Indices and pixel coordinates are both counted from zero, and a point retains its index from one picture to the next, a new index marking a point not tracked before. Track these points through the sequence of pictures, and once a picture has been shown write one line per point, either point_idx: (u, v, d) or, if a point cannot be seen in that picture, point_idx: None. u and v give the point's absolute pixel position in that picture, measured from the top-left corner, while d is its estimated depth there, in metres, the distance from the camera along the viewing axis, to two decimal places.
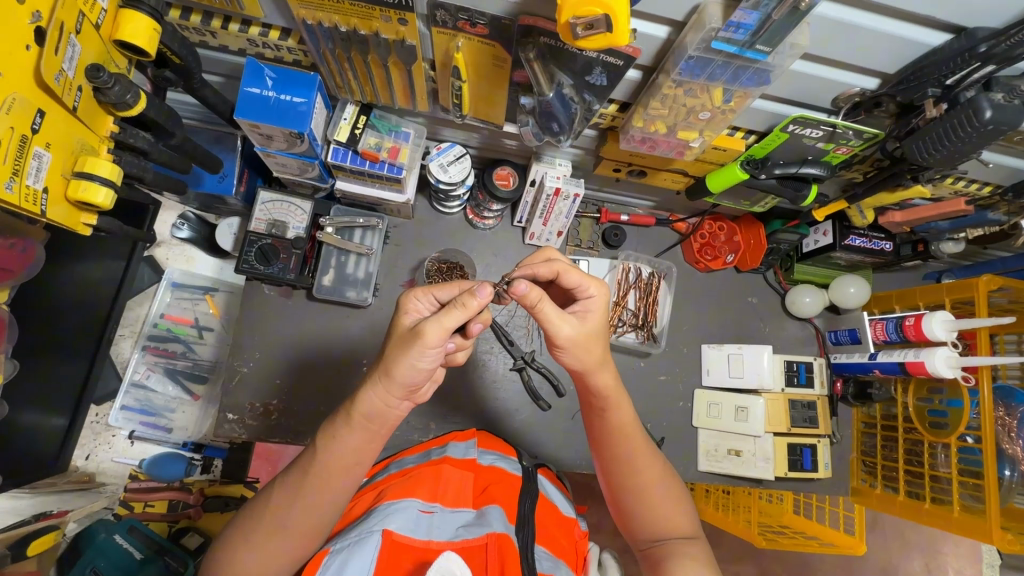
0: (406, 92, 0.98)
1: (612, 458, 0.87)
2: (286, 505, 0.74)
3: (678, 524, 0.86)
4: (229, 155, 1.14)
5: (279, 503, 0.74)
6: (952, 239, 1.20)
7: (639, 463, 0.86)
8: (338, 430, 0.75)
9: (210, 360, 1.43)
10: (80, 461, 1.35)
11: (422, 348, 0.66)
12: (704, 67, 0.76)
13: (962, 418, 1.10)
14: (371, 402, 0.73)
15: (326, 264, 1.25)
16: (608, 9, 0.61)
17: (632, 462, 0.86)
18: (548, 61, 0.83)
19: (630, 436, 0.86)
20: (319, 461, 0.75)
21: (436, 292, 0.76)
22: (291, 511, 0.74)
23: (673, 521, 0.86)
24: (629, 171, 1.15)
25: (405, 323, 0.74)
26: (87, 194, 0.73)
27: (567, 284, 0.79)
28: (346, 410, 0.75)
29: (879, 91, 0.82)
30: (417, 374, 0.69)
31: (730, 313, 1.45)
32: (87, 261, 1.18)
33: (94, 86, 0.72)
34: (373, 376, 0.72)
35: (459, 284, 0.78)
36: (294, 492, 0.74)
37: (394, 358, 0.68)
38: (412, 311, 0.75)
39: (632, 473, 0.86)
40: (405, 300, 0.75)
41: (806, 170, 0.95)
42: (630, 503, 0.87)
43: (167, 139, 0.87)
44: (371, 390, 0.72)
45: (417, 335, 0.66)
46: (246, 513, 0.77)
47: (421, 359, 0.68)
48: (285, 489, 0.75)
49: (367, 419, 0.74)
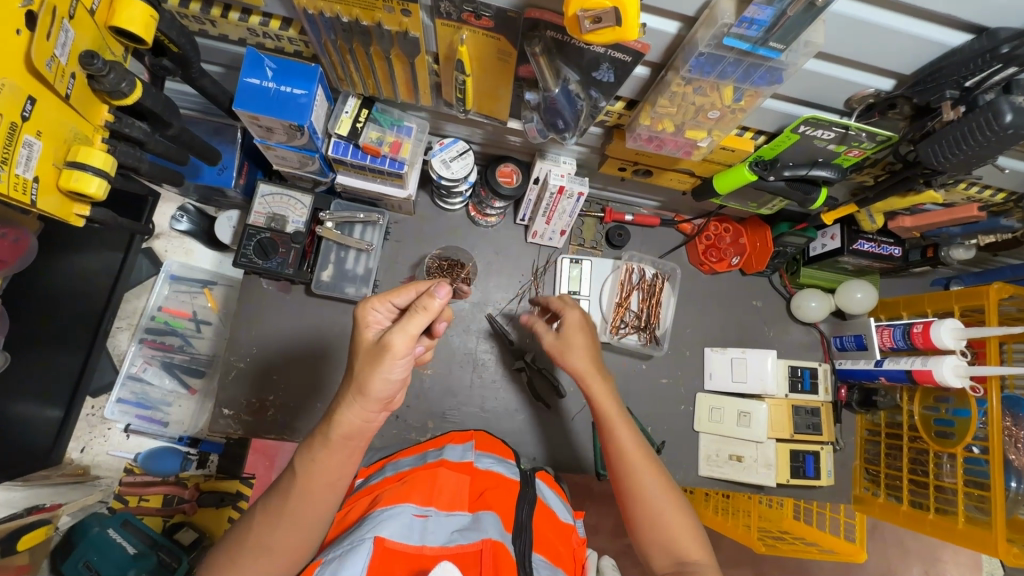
0: (408, 85, 0.96)
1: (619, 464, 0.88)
2: (269, 528, 0.72)
3: (689, 549, 0.82)
4: (229, 146, 1.12)
5: (262, 526, 0.73)
6: (963, 244, 1.17)
7: (648, 472, 0.86)
8: (316, 454, 0.72)
9: (208, 354, 1.41)
10: (75, 454, 1.33)
11: (392, 361, 0.65)
12: (715, 65, 0.74)
13: (968, 429, 1.09)
14: (350, 420, 0.70)
15: (325, 259, 1.22)
16: (618, 2, 0.59)
17: (640, 469, 0.87)
18: (555, 55, 0.81)
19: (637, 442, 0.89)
20: (299, 486, 0.72)
21: (392, 299, 0.75)
22: (275, 534, 0.72)
23: (683, 544, 0.82)
24: (635, 170, 1.13)
25: (369, 337, 0.73)
26: (79, 184, 0.72)
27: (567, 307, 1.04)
28: (323, 434, 0.72)
29: (894, 93, 0.79)
30: (393, 386, 0.68)
31: (734, 317, 1.42)
32: (83, 252, 1.17)
33: (88, 74, 0.70)
34: (348, 396, 0.69)
35: (414, 286, 0.77)
36: (276, 516, 0.72)
37: (365, 375, 0.67)
38: (367, 324, 0.74)
39: (638, 482, 0.86)
40: (362, 314, 0.74)
41: (816, 173, 0.93)
42: (638, 515, 0.85)
43: (164, 129, 0.85)
44: (350, 410, 0.70)
45: (385, 349, 0.65)
46: (239, 527, 0.76)
47: (395, 370, 0.67)
48: (267, 514, 0.73)
49: (344, 442, 0.71)
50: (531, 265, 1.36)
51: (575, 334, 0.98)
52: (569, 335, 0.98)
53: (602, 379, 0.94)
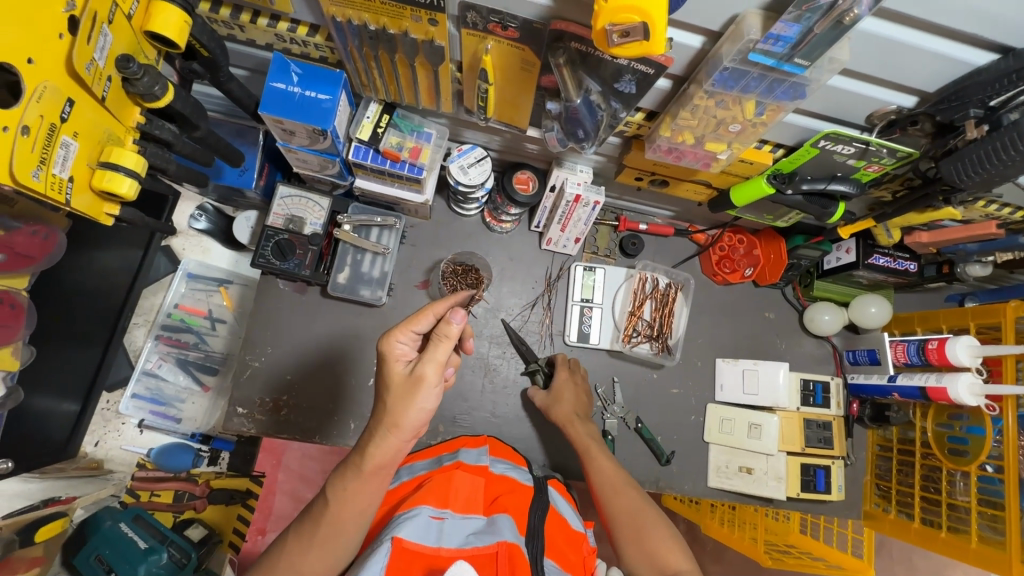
0: (430, 92, 0.97)
1: (606, 491, 1.03)
2: (301, 551, 0.76)
3: (671, 561, 0.91)
4: (251, 148, 1.14)
5: (294, 549, 0.76)
6: (979, 261, 1.17)
7: (632, 498, 1.01)
8: (349, 484, 0.75)
9: (222, 352, 1.43)
10: (89, 447, 1.35)
11: (428, 390, 0.70)
12: (738, 80, 0.74)
13: (983, 448, 1.09)
14: (384, 454, 0.72)
15: (342, 262, 1.24)
16: (647, 17, 0.60)
17: (625, 496, 1.02)
18: (578, 66, 0.82)
19: (620, 475, 1.06)
20: (331, 513, 0.76)
21: (414, 327, 0.75)
22: (308, 557, 0.76)
23: (665, 557, 0.92)
24: (652, 180, 1.14)
25: (399, 370, 0.73)
26: (111, 184, 0.73)
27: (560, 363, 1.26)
28: (356, 465, 0.74)
29: (916, 110, 0.79)
30: (425, 417, 0.72)
31: (747, 328, 1.42)
32: (105, 249, 1.19)
33: (123, 76, 0.72)
34: (380, 432, 0.72)
35: (431, 309, 0.77)
36: (307, 542, 0.76)
37: (400, 409, 0.70)
38: (394, 356, 0.74)
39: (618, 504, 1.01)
40: (389, 349, 0.75)
41: (835, 187, 0.94)
42: (624, 532, 0.97)
43: (192, 131, 0.87)
44: (384, 443, 0.72)
45: (420, 381, 0.70)
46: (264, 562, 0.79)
47: (429, 400, 0.71)
48: (300, 537, 0.77)
49: (379, 472, 0.74)
50: (544, 272, 1.36)
51: (565, 389, 1.19)
52: (560, 390, 1.20)
53: (587, 426, 1.16)
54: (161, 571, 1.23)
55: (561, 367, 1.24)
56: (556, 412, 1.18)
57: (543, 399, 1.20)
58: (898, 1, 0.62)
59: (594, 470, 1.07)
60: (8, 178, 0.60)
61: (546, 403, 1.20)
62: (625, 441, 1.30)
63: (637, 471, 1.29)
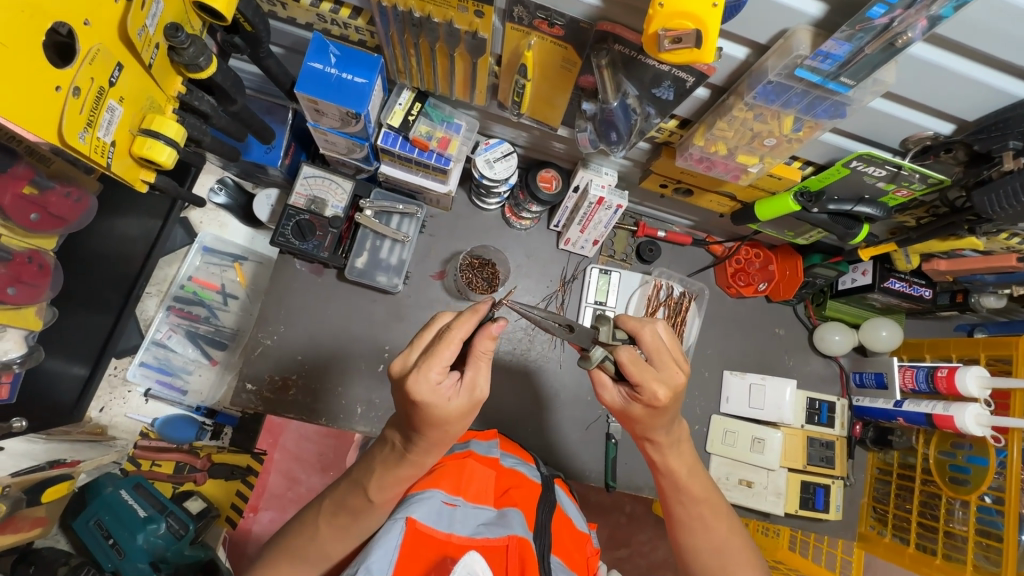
0: (465, 83, 0.97)
1: (687, 520, 0.88)
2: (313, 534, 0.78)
3: None
4: (280, 126, 1.14)
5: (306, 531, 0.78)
6: (994, 293, 1.18)
7: (720, 521, 0.88)
8: None
9: (233, 328, 1.43)
10: (94, 412, 1.35)
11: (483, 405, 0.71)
12: (781, 94, 0.75)
13: (984, 478, 1.08)
14: None
15: (361, 246, 1.24)
16: (701, 24, 0.60)
17: (715, 529, 0.87)
18: (619, 69, 0.81)
19: (708, 499, 0.88)
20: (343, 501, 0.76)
21: (444, 359, 0.66)
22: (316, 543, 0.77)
23: None
24: (676, 188, 1.14)
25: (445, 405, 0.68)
26: (152, 152, 0.75)
27: (631, 359, 0.75)
28: None
29: (953, 138, 0.79)
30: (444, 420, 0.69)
31: (756, 343, 1.42)
32: (126, 215, 1.19)
33: (170, 45, 0.75)
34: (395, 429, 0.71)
35: (453, 334, 0.67)
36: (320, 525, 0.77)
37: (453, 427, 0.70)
38: (440, 399, 0.66)
39: (706, 532, 0.87)
40: (429, 392, 0.65)
41: (861, 209, 0.93)
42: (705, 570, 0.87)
43: (228, 105, 0.90)
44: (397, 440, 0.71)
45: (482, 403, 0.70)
46: (274, 542, 0.82)
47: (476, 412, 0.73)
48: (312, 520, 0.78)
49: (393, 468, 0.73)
50: (560, 271, 1.37)
51: (655, 418, 0.80)
52: (653, 419, 0.80)
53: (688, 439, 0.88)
54: (159, 540, 1.22)
55: (648, 387, 0.75)
56: (636, 424, 0.83)
57: (614, 401, 0.82)
58: (949, 28, 0.63)
59: (676, 497, 0.88)
60: (57, 139, 0.62)
61: (619, 406, 0.83)
62: (628, 445, 1.30)
63: (639, 478, 1.30)
